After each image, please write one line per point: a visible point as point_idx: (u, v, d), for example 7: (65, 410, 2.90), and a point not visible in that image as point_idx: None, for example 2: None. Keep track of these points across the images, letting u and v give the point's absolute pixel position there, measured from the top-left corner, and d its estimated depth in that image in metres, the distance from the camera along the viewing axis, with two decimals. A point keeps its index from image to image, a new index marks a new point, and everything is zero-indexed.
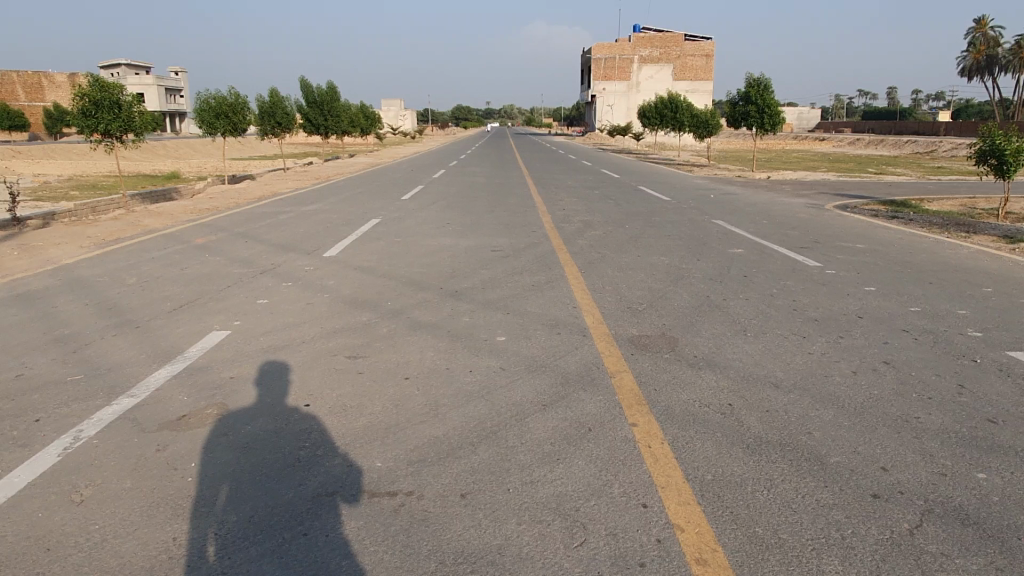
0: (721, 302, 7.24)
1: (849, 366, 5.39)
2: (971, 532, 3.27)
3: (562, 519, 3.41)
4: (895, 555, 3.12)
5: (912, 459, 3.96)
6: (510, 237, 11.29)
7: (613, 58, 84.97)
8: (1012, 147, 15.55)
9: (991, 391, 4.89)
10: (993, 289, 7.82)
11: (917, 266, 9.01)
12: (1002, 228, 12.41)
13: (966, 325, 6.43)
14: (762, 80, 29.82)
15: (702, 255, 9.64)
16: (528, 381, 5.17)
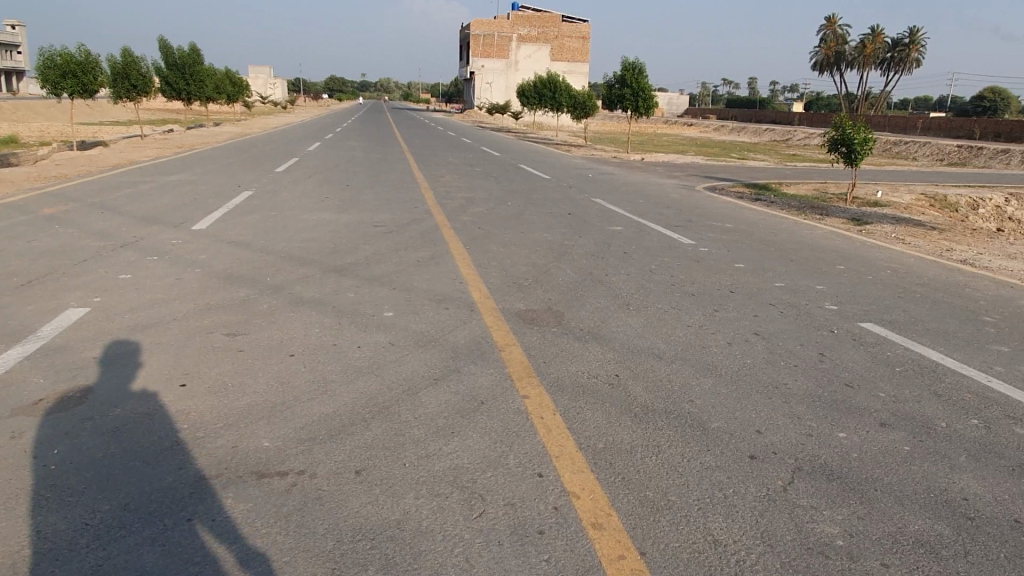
0: (604, 277, 7.45)
1: (724, 337, 5.71)
2: (835, 486, 3.56)
3: (460, 491, 3.40)
4: (772, 510, 3.35)
5: (783, 422, 4.25)
6: (393, 213, 11.08)
7: (492, 36, 84.84)
8: (858, 136, 16.95)
9: (847, 359, 5.34)
10: (845, 266, 8.52)
11: (779, 245, 9.66)
12: (850, 211, 13.54)
13: (824, 299, 6.98)
14: (636, 64, 30.75)
15: (584, 232, 9.87)
16: (419, 356, 5.11)
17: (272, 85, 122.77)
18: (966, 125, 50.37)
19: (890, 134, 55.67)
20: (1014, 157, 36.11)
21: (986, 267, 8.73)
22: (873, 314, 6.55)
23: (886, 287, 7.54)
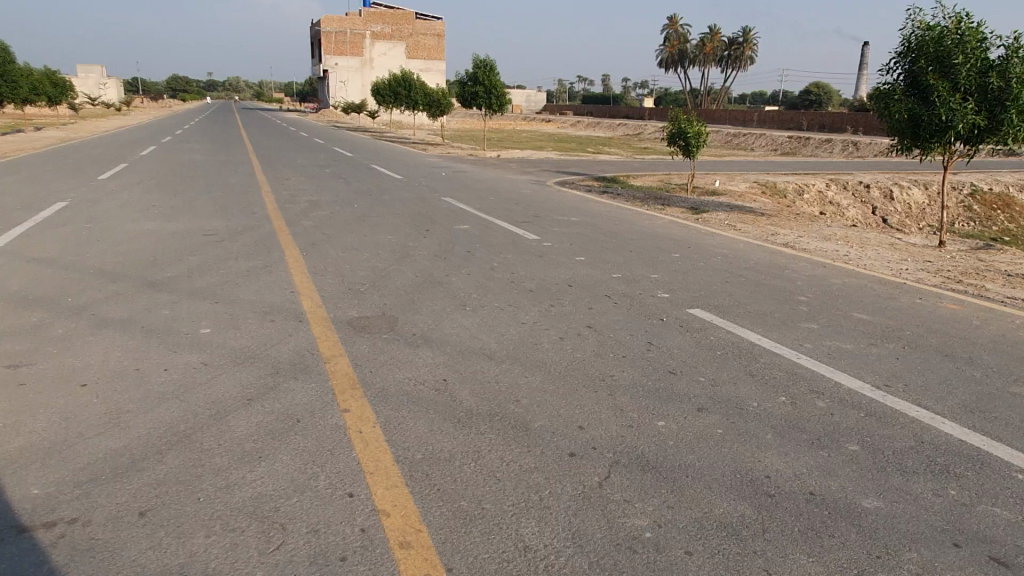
0: (443, 278, 7.31)
1: (557, 332, 5.72)
2: (649, 476, 3.60)
3: (258, 522, 3.14)
4: (585, 507, 3.32)
5: (605, 415, 4.28)
6: (227, 220, 10.42)
7: (344, 33, 82.74)
8: (694, 129, 17.87)
9: (672, 346, 5.48)
10: (679, 254, 8.86)
11: (619, 236, 9.93)
12: (689, 201, 14.20)
13: (656, 288, 7.19)
14: (487, 62, 30.97)
15: (429, 232, 9.68)
16: (234, 375, 4.75)
17: (105, 85, 113.61)
18: (795, 117, 54.61)
19: (730, 126, 59.39)
20: (836, 146, 39.46)
21: (804, 249, 9.35)
22: (700, 300, 6.79)
23: (714, 273, 7.87)
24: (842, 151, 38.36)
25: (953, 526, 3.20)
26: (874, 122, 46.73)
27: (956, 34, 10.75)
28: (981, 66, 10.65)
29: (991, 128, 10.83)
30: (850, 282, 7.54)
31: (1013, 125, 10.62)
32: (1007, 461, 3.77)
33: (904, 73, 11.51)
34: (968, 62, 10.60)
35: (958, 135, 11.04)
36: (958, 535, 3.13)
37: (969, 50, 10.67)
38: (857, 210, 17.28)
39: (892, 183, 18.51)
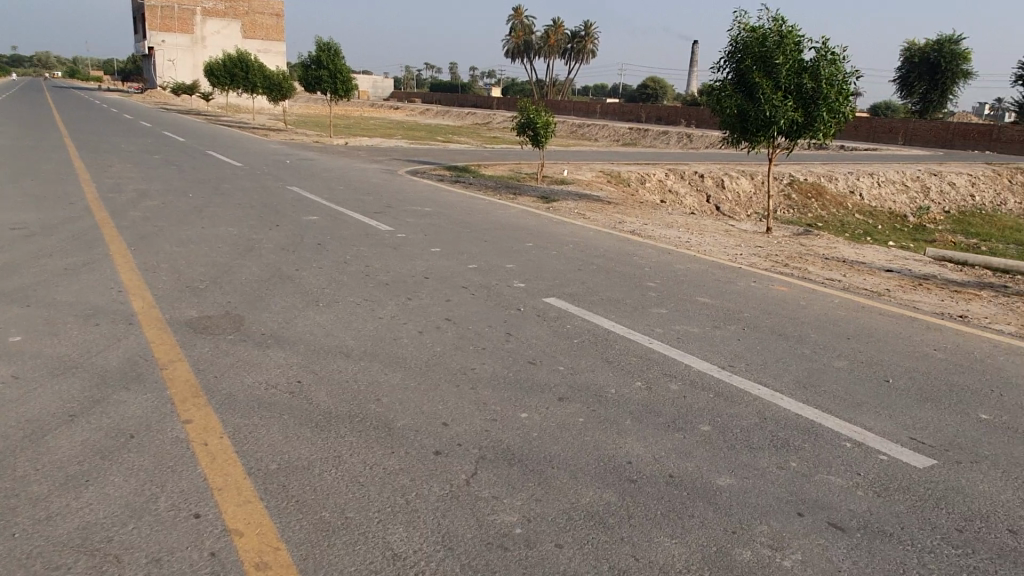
0: (292, 273, 6.93)
1: (416, 327, 5.58)
2: (515, 470, 3.57)
3: (87, 557, 2.78)
4: (453, 507, 3.24)
5: (468, 411, 4.20)
6: (38, 212, 9.30)
7: (171, 8, 76.72)
8: (541, 120, 18.21)
9: (531, 336, 5.51)
10: (533, 243, 8.96)
11: (473, 226, 9.90)
12: (539, 190, 14.46)
13: (513, 278, 7.22)
14: (331, 45, 29.89)
15: (274, 224, 9.16)
16: (52, 388, 4.20)
17: None
18: (634, 110, 57.34)
19: (575, 117, 61.35)
20: (672, 138, 41.83)
21: (649, 236, 9.77)
22: (556, 289, 6.89)
23: (567, 262, 8.02)
24: (677, 143, 40.73)
25: (796, 496, 3.43)
26: (704, 116, 50.02)
27: (776, 35, 11.57)
28: (797, 66, 11.58)
29: (807, 124, 11.88)
30: (692, 267, 7.95)
31: (824, 122, 11.75)
32: (836, 431, 4.11)
33: (732, 71, 12.28)
34: (787, 62, 11.48)
35: (780, 131, 12.01)
36: (801, 505, 3.36)
37: (788, 51, 11.57)
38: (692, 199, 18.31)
39: (722, 171, 19.82)
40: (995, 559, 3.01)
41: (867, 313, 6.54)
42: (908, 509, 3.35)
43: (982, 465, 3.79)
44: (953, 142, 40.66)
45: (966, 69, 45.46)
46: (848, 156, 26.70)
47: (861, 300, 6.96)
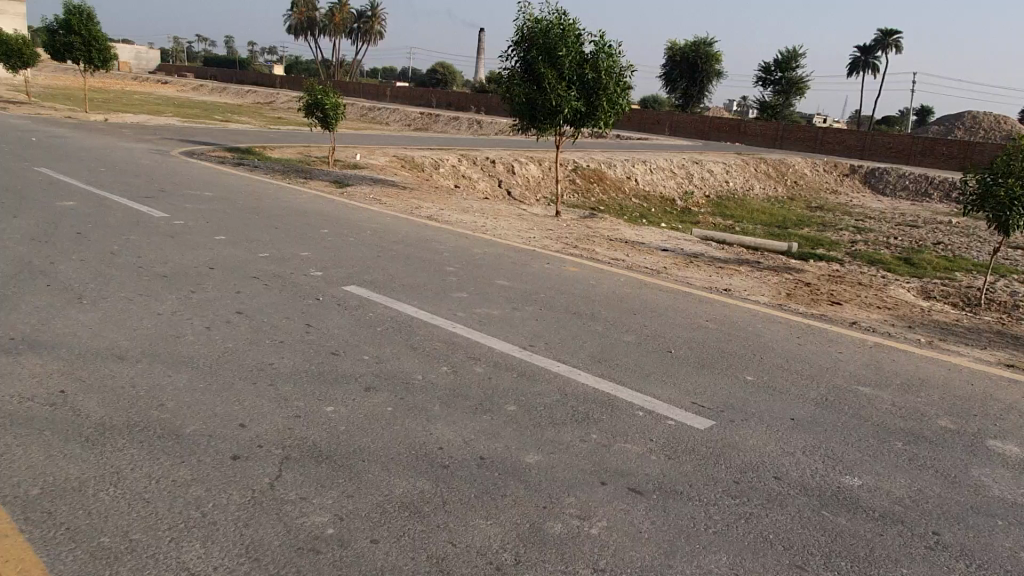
0: (48, 267, 6.04)
1: (202, 322, 5.12)
2: (323, 467, 3.40)
3: None
4: (257, 515, 3.01)
5: (267, 409, 3.93)
6: None
7: None
8: (330, 101, 17.55)
9: (331, 325, 5.28)
10: (329, 230, 8.62)
11: (261, 212, 9.30)
12: (332, 174, 13.95)
13: (308, 266, 6.88)
14: (82, 8, 26.49)
15: (20, 211, 7.92)
16: None
17: None
18: (424, 95, 57.36)
19: (364, 100, 60.03)
20: (463, 124, 42.45)
21: (446, 221, 9.81)
22: (355, 276, 6.67)
23: (365, 248, 7.81)
24: (468, 129, 41.45)
25: (598, 466, 3.62)
26: (492, 103, 51.33)
27: (558, 28, 12.05)
28: (579, 58, 12.18)
29: (589, 114, 12.57)
30: (490, 251, 8.11)
31: (604, 112, 12.53)
32: (629, 402, 4.40)
33: (519, 60, 12.61)
34: (569, 54, 12.03)
35: (565, 119, 12.61)
36: (603, 474, 3.55)
37: (569, 43, 12.12)
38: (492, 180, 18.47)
39: (512, 156, 20.43)
40: (765, 503, 3.40)
41: (649, 289, 7.08)
42: (693, 467, 3.68)
43: (750, 422, 4.26)
44: (709, 134, 45.49)
45: (717, 69, 50.94)
46: (623, 145, 28.79)
47: (644, 278, 7.53)
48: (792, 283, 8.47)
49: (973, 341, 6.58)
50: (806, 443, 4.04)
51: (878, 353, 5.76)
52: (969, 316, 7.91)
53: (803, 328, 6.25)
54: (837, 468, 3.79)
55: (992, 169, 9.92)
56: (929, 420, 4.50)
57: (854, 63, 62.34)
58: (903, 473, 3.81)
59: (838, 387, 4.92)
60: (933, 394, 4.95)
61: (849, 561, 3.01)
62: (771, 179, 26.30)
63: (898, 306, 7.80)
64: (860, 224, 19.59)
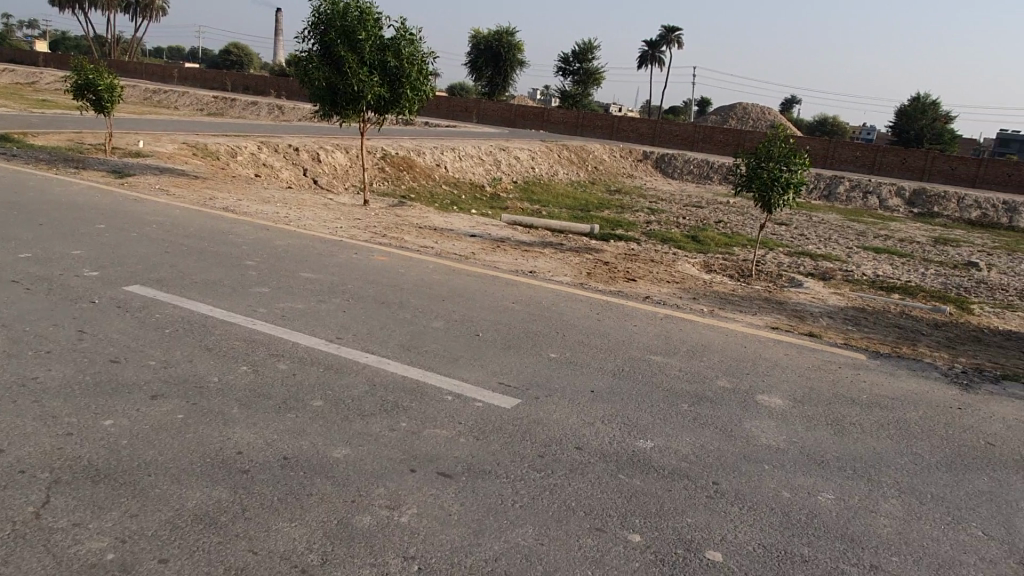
0: None
1: None
2: (101, 488, 3.07)
3: None
4: (20, 551, 2.65)
5: (32, 430, 3.47)
6: None
7: None
8: (104, 82, 15.81)
9: (110, 330, 4.78)
10: (106, 225, 7.78)
11: (21, 207, 8.19)
12: (110, 164, 12.61)
13: (82, 266, 6.17)
14: None
15: None
16: None
17: None
18: (219, 77, 53.61)
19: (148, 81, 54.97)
20: (262, 109, 40.21)
21: (245, 212, 9.24)
22: (139, 274, 6.09)
23: (151, 243, 7.15)
24: (269, 114, 39.35)
25: (408, 454, 3.60)
26: (294, 87, 49.17)
27: (356, 11, 11.73)
28: (380, 43, 11.97)
29: (393, 100, 12.43)
30: (294, 242, 7.76)
31: (408, 98, 12.45)
32: (439, 388, 4.42)
33: (316, 43, 12.11)
34: (369, 39, 11.76)
35: (368, 105, 12.35)
36: (413, 461, 3.54)
37: (369, 27, 11.86)
38: (303, 164, 17.00)
39: (316, 141, 19.66)
40: (568, 473, 3.58)
41: (458, 275, 7.15)
42: (501, 446, 3.78)
43: (554, 397, 4.45)
44: (515, 122, 46.85)
45: (520, 58, 52.50)
46: (431, 132, 28.81)
47: (452, 264, 7.60)
48: (592, 262, 8.96)
49: (745, 307, 7.37)
50: (604, 413, 4.30)
51: (667, 324, 6.26)
52: (742, 286, 8.84)
53: (602, 305, 6.64)
54: (632, 433, 4.08)
55: (757, 155, 11.12)
56: (709, 382, 4.97)
57: (643, 56, 67.02)
58: (688, 431, 4.17)
59: (632, 357, 5.28)
60: (713, 358, 5.48)
61: (642, 518, 3.25)
62: (573, 165, 27.62)
63: (685, 280, 8.52)
64: (653, 206, 21.17)
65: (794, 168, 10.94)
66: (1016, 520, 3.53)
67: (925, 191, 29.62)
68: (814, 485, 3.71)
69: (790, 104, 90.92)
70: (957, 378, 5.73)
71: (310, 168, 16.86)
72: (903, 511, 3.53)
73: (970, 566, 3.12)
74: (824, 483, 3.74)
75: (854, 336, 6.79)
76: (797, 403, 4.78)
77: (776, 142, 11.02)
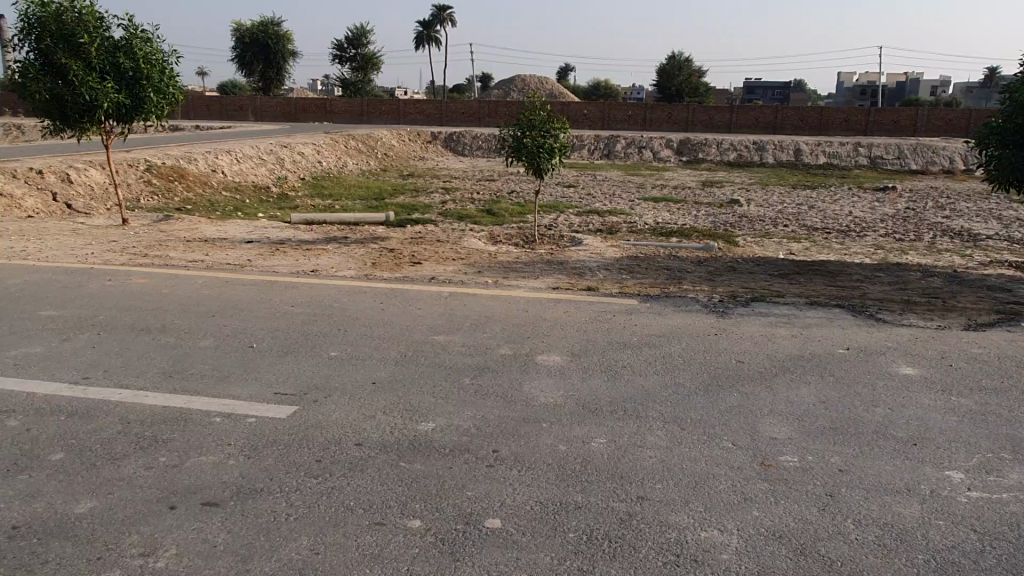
0: None
1: None
2: None
3: None
4: None
5: None
6: None
7: None
8: None
9: None
10: None
11: None
12: None
13: None
14: None
15: None
16: None
17: None
18: None
19: None
20: None
21: None
22: None
23: None
24: (6, 135, 34.60)
25: (167, 490, 3.30)
26: None
27: (73, 11, 10.55)
28: (108, 44, 10.86)
29: (136, 106, 11.35)
30: (32, 278, 6.86)
31: (154, 103, 11.44)
32: (206, 410, 4.11)
33: (31, 51, 10.72)
34: (93, 41, 10.62)
35: (108, 114, 11.17)
36: (172, 498, 3.25)
37: (91, 28, 10.72)
38: (51, 189, 15.06)
39: (62, 160, 17.53)
40: (346, 473, 3.47)
41: (229, 287, 6.71)
42: (275, 460, 3.58)
43: (333, 397, 4.32)
44: (297, 116, 45.01)
45: (291, 49, 50.38)
46: (202, 136, 26.82)
47: (226, 275, 7.13)
48: (378, 252, 8.81)
49: (527, 273, 7.61)
50: (386, 403, 4.24)
51: (451, 302, 6.30)
52: (527, 252, 9.13)
53: (386, 293, 6.54)
54: (413, 419, 4.04)
55: (520, 125, 11.45)
56: (492, 352, 5.06)
57: (418, 37, 66.93)
58: (469, 405, 4.21)
59: (416, 342, 5.24)
60: (496, 328, 5.59)
61: (423, 503, 3.22)
62: (362, 153, 27.06)
63: (471, 255, 8.64)
64: (446, 185, 21.30)
65: (556, 133, 11.44)
66: (759, 426, 3.93)
67: (690, 140, 32.43)
68: (588, 433, 3.88)
69: (565, 72, 95.35)
70: (714, 307, 6.31)
71: (61, 192, 14.96)
72: (666, 439, 3.80)
73: (722, 476, 3.42)
74: (597, 429, 3.93)
75: (627, 284, 7.25)
76: (574, 357, 5.01)
77: (534, 111, 11.43)
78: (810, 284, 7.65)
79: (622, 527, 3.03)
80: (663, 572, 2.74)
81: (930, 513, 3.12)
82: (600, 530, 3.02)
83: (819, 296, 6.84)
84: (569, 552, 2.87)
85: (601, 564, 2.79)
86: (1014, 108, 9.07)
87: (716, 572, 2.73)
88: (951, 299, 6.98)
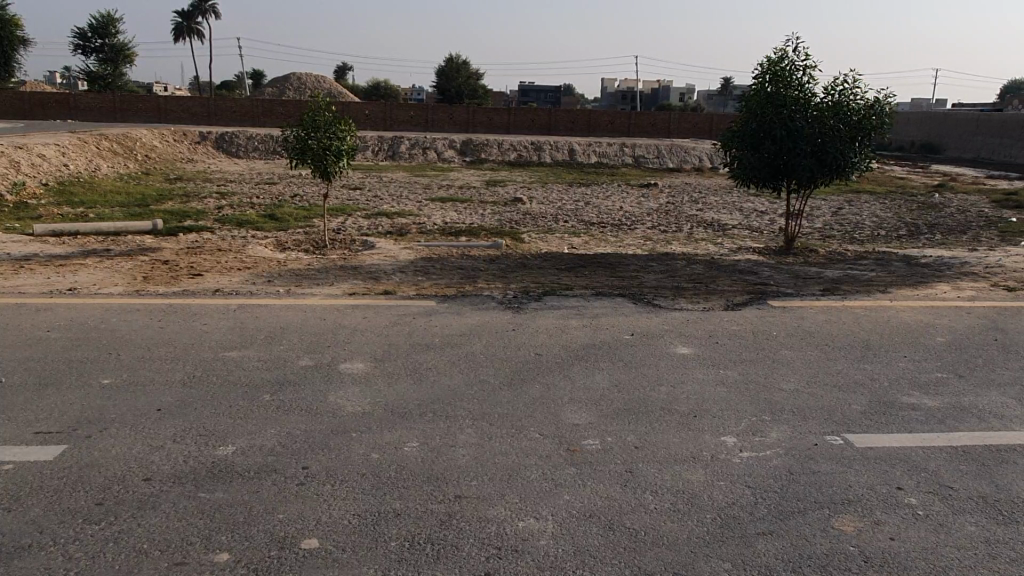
0: None
1: None
2: None
3: None
4: None
5: None
6: None
7: None
8: None
9: None
10: None
11: None
12: None
13: None
14: None
15: None
16: None
17: None
18: None
19: None
20: None
21: None
22: None
23: None
24: None
25: None
26: None
27: None
28: None
29: None
30: None
31: None
32: None
33: None
34: None
35: None
36: None
37: None
38: None
39: None
40: (135, 513, 3.12)
41: None
42: (45, 509, 3.13)
43: (112, 430, 3.86)
44: (34, 113, 39.65)
45: (21, 35, 44.03)
46: None
47: None
48: (148, 265, 8.02)
49: (319, 279, 7.36)
50: (176, 430, 3.88)
51: (240, 314, 5.92)
52: (319, 258, 8.84)
53: (164, 310, 5.98)
54: (209, 444, 3.74)
55: (302, 126, 11.01)
56: (291, 365, 4.82)
57: (178, 28, 61.62)
58: (272, 423, 3.99)
59: (205, 361, 4.85)
60: (292, 339, 5.33)
61: (228, 533, 3.00)
62: (118, 155, 24.48)
63: (258, 264, 8.19)
64: (220, 189, 19.84)
65: (342, 135, 11.15)
66: (562, 415, 4.15)
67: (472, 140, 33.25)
68: (399, 438, 3.85)
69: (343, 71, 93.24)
70: (510, 303, 6.56)
71: None
72: (477, 436, 3.88)
73: (534, 466, 3.57)
74: (408, 432, 3.92)
75: (424, 285, 7.29)
76: (378, 363, 4.92)
77: (318, 111, 11.04)
78: (594, 276, 8.22)
79: (443, 527, 3.06)
80: (487, 566, 2.80)
81: (713, 475, 3.50)
82: (422, 535, 3.00)
83: (603, 287, 7.38)
84: (393, 561, 2.83)
85: (426, 567, 2.79)
86: (750, 115, 10.40)
87: (536, 559, 2.85)
88: (711, 283, 7.86)
